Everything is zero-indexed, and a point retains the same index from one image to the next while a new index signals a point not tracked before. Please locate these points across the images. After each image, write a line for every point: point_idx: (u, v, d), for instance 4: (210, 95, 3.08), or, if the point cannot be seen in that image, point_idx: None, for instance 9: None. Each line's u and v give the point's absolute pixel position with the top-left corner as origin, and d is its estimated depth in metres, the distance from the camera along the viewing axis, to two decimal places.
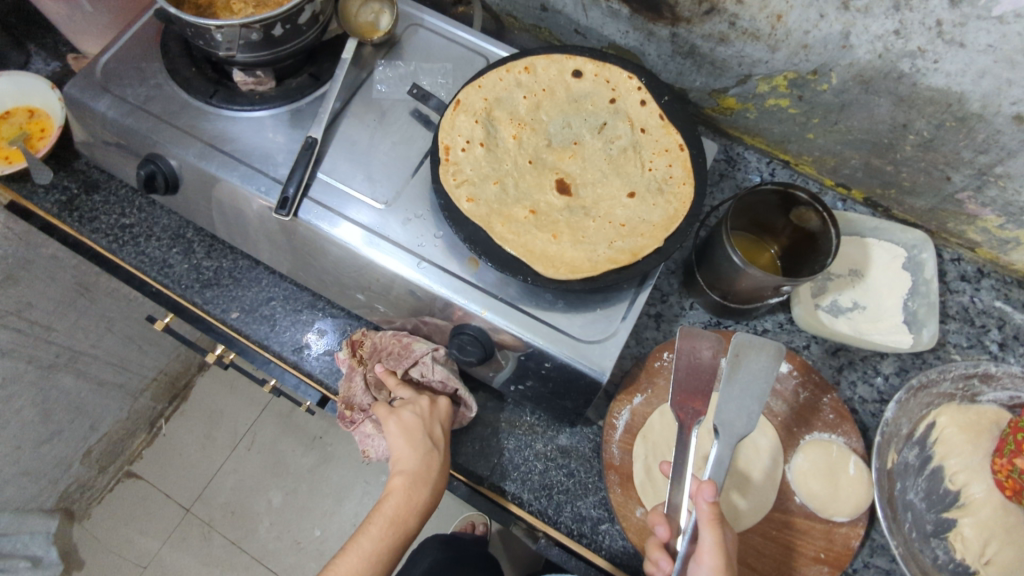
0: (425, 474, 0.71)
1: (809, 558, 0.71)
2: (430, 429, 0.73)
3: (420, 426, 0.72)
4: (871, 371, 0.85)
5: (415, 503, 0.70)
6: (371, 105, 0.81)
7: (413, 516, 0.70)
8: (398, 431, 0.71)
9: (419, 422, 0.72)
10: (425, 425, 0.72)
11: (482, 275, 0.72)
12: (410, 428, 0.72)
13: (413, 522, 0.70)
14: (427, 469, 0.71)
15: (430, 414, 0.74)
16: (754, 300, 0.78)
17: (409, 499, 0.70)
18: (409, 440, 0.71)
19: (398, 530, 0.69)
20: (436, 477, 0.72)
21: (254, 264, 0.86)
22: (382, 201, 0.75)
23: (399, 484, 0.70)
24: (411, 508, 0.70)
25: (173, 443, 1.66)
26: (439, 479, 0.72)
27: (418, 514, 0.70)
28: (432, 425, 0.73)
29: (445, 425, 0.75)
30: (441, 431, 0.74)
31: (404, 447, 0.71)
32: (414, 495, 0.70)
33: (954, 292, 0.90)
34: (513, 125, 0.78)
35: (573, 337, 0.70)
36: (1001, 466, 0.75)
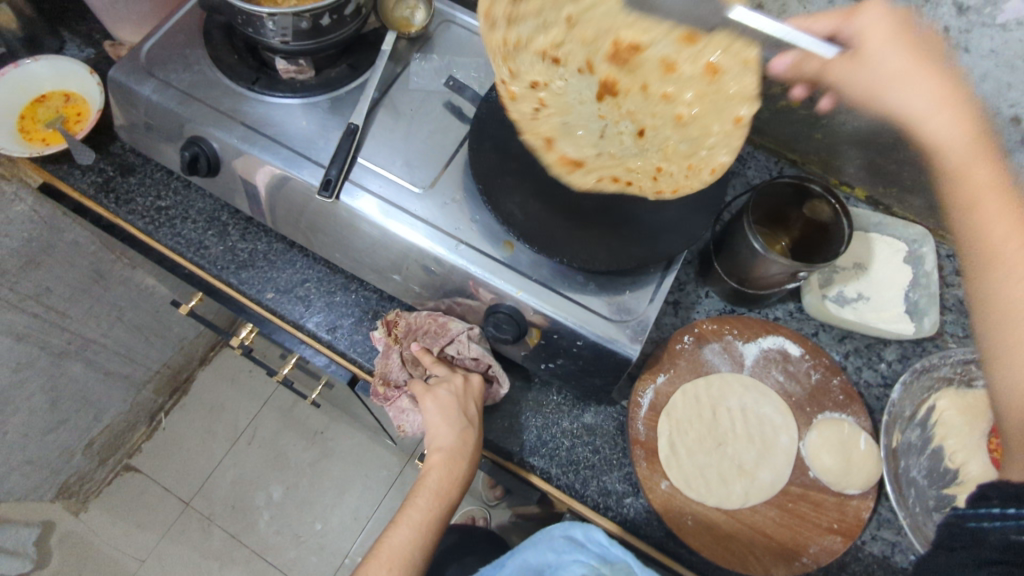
0: (461, 450, 0.73)
1: (823, 528, 0.75)
2: (465, 407, 0.75)
3: (454, 403, 0.74)
4: (875, 357, 0.91)
5: (454, 477, 0.72)
6: (408, 95, 0.85)
7: (455, 488, 0.73)
8: (434, 410, 0.73)
9: (453, 400, 0.74)
10: (460, 402, 0.74)
11: (516, 256, 0.76)
12: (445, 407, 0.73)
13: (455, 493, 0.73)
14: (463, 445, 0.73)
15: (464, 393, 0.75)
16: (771, 287, 0.83)
17: (450, 473, 0.72)
18: (445, 418, 0.72)
19: (443, 501, 0.72)
20: (472, 452, 0.74)
21: (289, 247, 0.88)
22: (420, 186, 0.78)
23: (439, 460, 0.72)
24: (452, 481, 0.72)
25: (174, 437, 1.66)
26: (475, 453, 0.74)
27: (459, 485, 0.73)
28: (466, 403, 0.75)
29: (478, 402, 0.77)
30: (475, 409, 0.76)
31: (441, 425, 0.72)
32: (454, 469, 0.72)
33: (951, 287, 0.96)
34: (540, 68, 0.74)
35: (605, 318, 0.74)
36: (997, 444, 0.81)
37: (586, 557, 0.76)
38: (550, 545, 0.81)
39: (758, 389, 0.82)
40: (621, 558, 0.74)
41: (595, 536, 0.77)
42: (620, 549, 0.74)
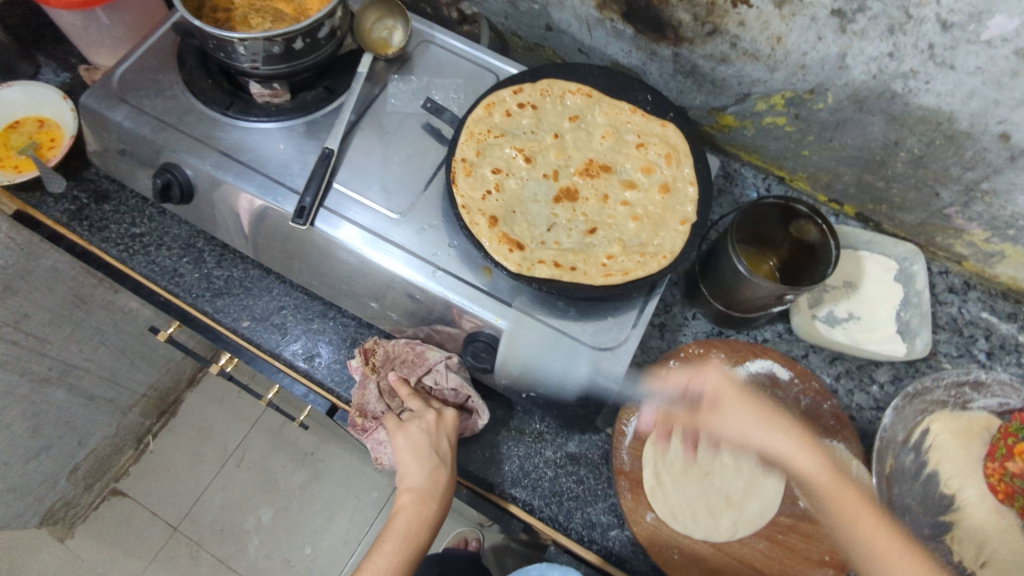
0: (432, 489, 0.71)
1: (815, 562, 0.72)
2: (436, 444, 0.72)
3: (426, 441, 0.71)
4: (867, 379, 0.90)
5: (423, 518, 0.70)
6: (385, 118, 0.83)
7: (425, 530, 0.70)
8: (405, 448, 0.71)
9: (425, 437, 0.71)
10: (432, 440, 0.71)
11: (495, 283, 0.74)
12: (417, 444, 0.71)
13: (425, 536, 0.70)
14: (435, 484, 0.71)
15: (436, 429, 0.72)
16: (757, 309, 0.81)
17: (419, 515, 0.70)
18: (416, 456, 0.71)
19: (413, 545, 0.70)
20: (445, 491, 0.71)
21: (265, 274, 0.86)
22: (396, 211, 0.77)
23: (407, 500, 0.70)
24: (422, 522, 0.70)
25: (161, 460, 1.63)
26: (447, 493, 0.72)
27: (429, 527, 0.70)
28: (438, 439, 0.72)
29: (453, 438, 0.74)
30: (449, 445, 0.73)
31: (412, 463, 0.70)
32: (423, 510, 0.70)
33: (943, 304, 0.95)
34: (505, 159, 0.79)
35: (586, 345, 0.72)
36: (993, 471, 0.81)
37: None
38: None
39: None
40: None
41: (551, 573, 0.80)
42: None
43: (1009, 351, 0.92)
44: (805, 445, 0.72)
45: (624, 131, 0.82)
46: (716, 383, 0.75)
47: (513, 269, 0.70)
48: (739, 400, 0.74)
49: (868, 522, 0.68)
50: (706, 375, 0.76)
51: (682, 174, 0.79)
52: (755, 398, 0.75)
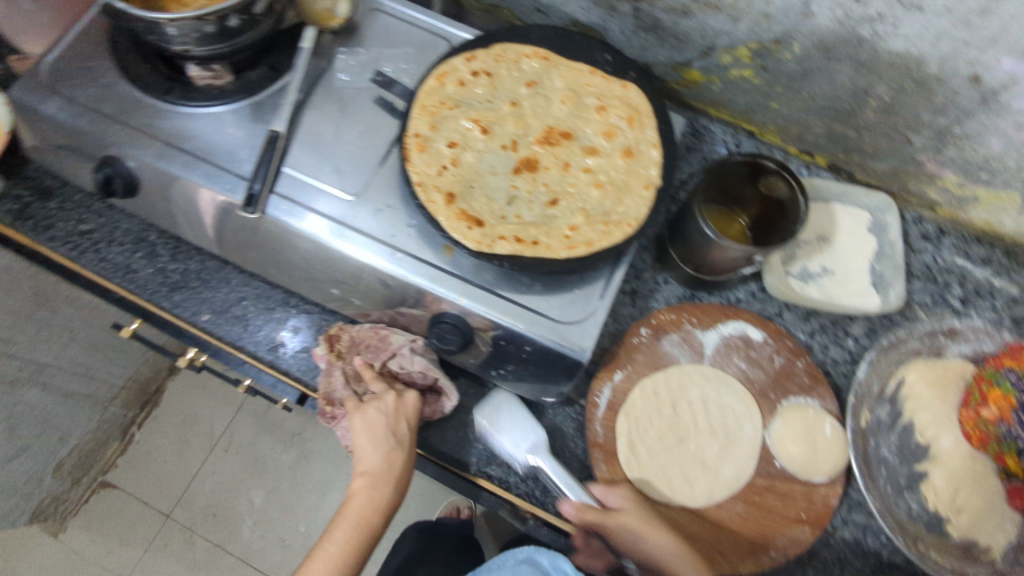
0: (387, 473, 0.70)
1: (792, 519, 0.75)
2: (395, 427, 0.71)
3: (383, 423, 0.70)
4: (842, 333, 0.89)
5: (376, 502, 0.69)
6: (333, 94, 0.79)
7: (377, 515, 0.69)
8: (362, 429, 0.70)
9: (383, 419, 0.70)
10: (390, 422, 0.71)
11: (457, 261, 0.72)
12: (374, 426, 0.70)
13: (378, 521, 0.70)
14: (390, 467, 0.70)
15: (395, 410, 0.71)
16: (727, 271, 0.81)
17: (372, 499, 0.69)
18: (372, 438, 0.70)
19: (364, 531, 0.69)
20: (401, 475, 0.71)
21: (222, 264, 0.84)
22: (351, 193, 0.74)
23: (362, 484, 0.70)
24: (376, 506, 0.69)
25: (148, 450, 1.63)
26: (403, 477, 0.71)
27: (382, 512, 0.70)
28: (397, 421, 0.71)
29: (412, 420, 0.73)
30: (408, 428, 0.72)
31: (368, 446, 0.70)
32: (376, 494, 0.69)
33: (917, 252, 0.94)
34: (460, 131, 0.75)
35: (553, 320, 0.71)
36: (968, 418, 0.80)
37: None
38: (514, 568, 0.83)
39: (721, 378, 0.80)
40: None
41: (562, 567, 0.77)
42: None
43: (983, 297, 0.92)
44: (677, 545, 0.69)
45: (583, 95, 0.79)
46: (615, 492, 0.72)
47: (473, 247, 0.68)
48: (631, 508, 0.71)
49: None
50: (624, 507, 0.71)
51: (645, 137, 0.77)
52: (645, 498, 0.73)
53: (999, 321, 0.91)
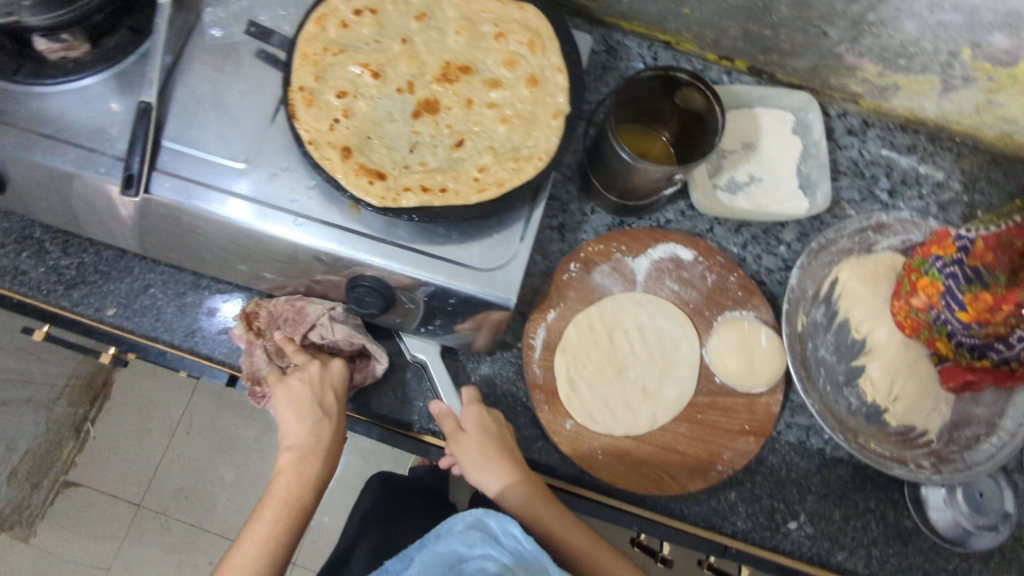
0: (316, 445, 0.70)
1: (736, 432, 0.77)
2: (321, 397, 0.71)
3: (308, 394, 0.70)
4: (774, 241, 0.89)
5: (306, 476, 0.68)
6: (206, 55, 0.72)
7: (307, 490, 0.68)
8: (287, 403, 0.70)
9: (307, 390, 0.70)
10: (315, 393, 0.71)
11: (366, 221, 0.68)
12: (299, 399, 0.70)
13: (309, 496, 0.68)
14: (318, 440, 0.70)
15: (320, 379, 0.72)
16: (651, 193, 0.79)
17: (300, 473, 0.68)
18: (297, 411, 0.70)
19: (293, 507, 0.67)
20: (328, 448, 0.70)
21: (120, 253, 0.80)
22: (241, 160, 0.68)
23: (289, 460, 0.68)
24: (304, 481, 0.68)
25: (107, 444, 1.50)
26: (332, 449, 0.71)
27: (312, 487, 0.69)
28: (323, 390, 0.71)
29: (340, 388, 0.73)
30: (335, 397, 0.72)
31: (293, 419, 0.69)
32: (305, 468, 0.68)
33: (843, 148, 0.93)
34: (350, 78, 0.69)
35: (474, 268, 0.67)
36: (899, 308, 0.79)
37: (499, 555, 0.63)
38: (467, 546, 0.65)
39: (654, 303, 0.81)
40: (538, 560, 0.63)
41: (513, 532, 0.65)
42: (539, 553, 0.63)
43: (909, 186, 0.92)
44: (538, 493, 0.70)
45: (478, 23, 0.74)
46: (474, 450, 0.70)
47: (378, 203, 0.64)
48: (490, 464, 0.69)
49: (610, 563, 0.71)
50: (481, 464, 0.69)
51: (549, 62, 0.72)
52: (502, 445, 0.71)
53: (926, 209, 0.91)
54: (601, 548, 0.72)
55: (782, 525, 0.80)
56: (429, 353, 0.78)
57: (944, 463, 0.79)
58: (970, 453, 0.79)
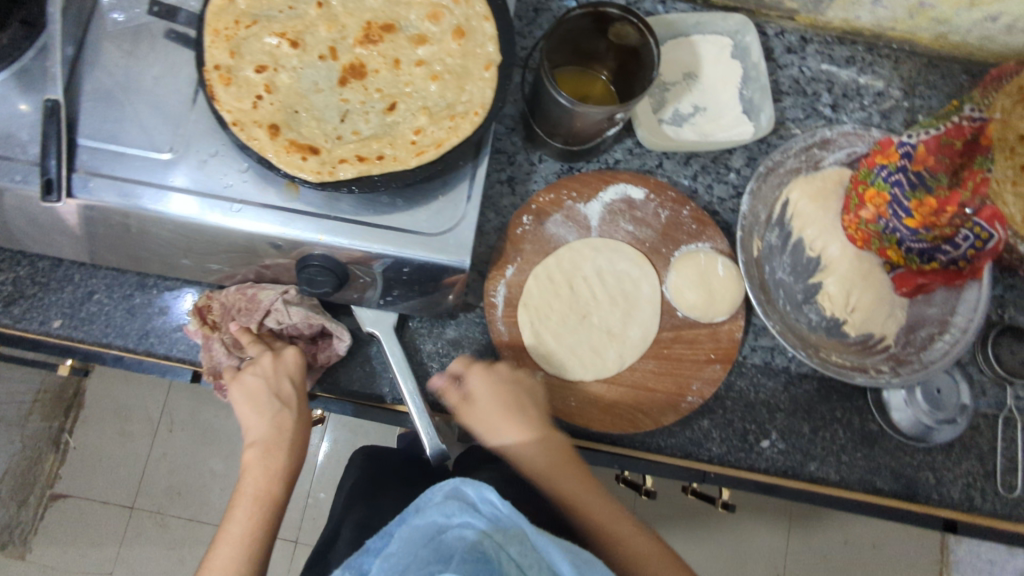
0: (277, 439, 0.71)
1: (703, 361, 0.79)
2: (276, 387, 0.72)
3: (262, 388, 0.71)
4: (723, 170, 0.89)
5: (273, 470, 0.69)
6: (111, 41, 0.68)
7: (276, 482, 0.69)
8: (242, 400, 0.71)
9: (261, 383, 0.71)
10: (269, 385, 0.72)
11: (306, 198, 0.66)
12: (253, 394, 0.71)
13: (280, 488, 0.70)
14: (279, 431, 0.71)
15: (274, 371, 0.72)
16: (594, 136, 0.78)
17: (266, 468, 0.69)
18: (254, 407, 0.71)
19: (265, 501, 0.68)
20: (291, 440, 0.72)
21: (57, 262, 0.79)
22: (166, 150, 0.65)
23: (254, 456, 0.70)
24: (271, 475, 0.69)
25: (88, 453, 1.36)
26: (295, 440, 0.72)
27: (280, 478, 0.70)
28: (278, 381, 0.72)
29: (296, 377, 0.73)
30: (292, 386, 0.73)
31: (251, 416, 0.71)
32: (271, 462, 0.70)
33: (784, 68, 0.92)
34: (268, 50, 0.66)
35: (423, 235, 0.66)
36: (850, 222, 0.80)
37: (478, 522, 0.58)
38: (444, 514, 0.60)
39: (611, 247, 0.82)
40: (516, 524, 0.58)
41: (490, 497, 0.60)
42: (517, 515, 0.58)
43: (851, 98, 0.92)
44: (540, 433, 0.73)
45: None
46: (484, 389, 0.74)
47: (314, 178, 0.61)
48: (496, 404, 0.73)
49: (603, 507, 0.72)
50: (489, 403, 0.73)
51: (475, 11, 0.69)
52: (515, 389, 0.74)
53: (868, 119, 0.92)
54: (594, 490, 0.73)
55: (755, 444, 0.83)
56: (383, 325, 0.77)
57: (901, 365, 0.81)
58: (926, 351, 0.82)
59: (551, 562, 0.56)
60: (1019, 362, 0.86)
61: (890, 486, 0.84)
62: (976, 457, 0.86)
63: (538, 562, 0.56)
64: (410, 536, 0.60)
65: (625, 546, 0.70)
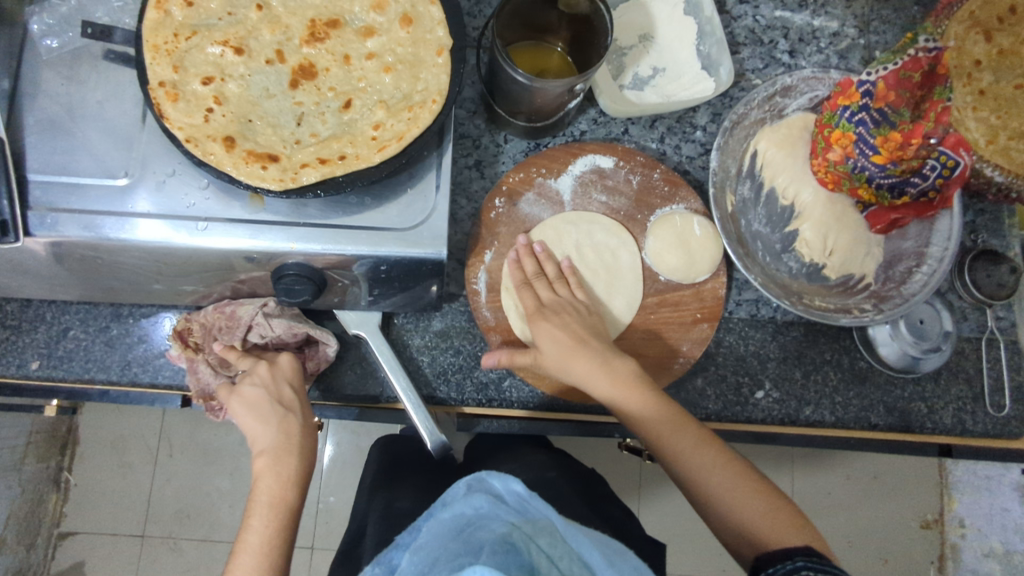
0: (286, 444, 0.69)
1: (690, 322, 0.80)
2: (277, 394, 0.71)
3: (264, 396, 0.70)
4: (689, 129, 0.89)
5: (286, 475, 0.67)
6: (47, 68, 0.65)
7: (290, 488, 0.67)
8: (244, 410, 0.69)
9: (261, 392, 0.70)
10: (270, 393, 0.70)
11: (273, 207, 0.64)
12: (255, 403, 0.70)
13: (294, 493, 0.67)
14: (287, 437, 0.69)
15: (272, 379, 0.72)
16: (556, 110, 0.77)
17: (279, 474, 0.67)
18: (258, 416, 0.69)
19: (280, 508, 0.66)
20: (301, 442, 0.70)
21: (27, 302, 0.78)
22: (121, 175, 0.63)
23: (265, 465, 0.67)
24: (284, 481, 0.67)
25: (90, 488, 1.35)
26: (305, 443, 0.70)
27: (294, 482, 0.67)
28: (278, 388, 0.71)
29: (295, 382, 0.73)
30: (292, 391, 0.72)
31: (257, 426, 0.69)
32: (283, 467, 0.67)
33: (738, 19, 0.92)
34: (212, 61, 0.64)
35: (397, 230, 0.65)
36: (819, 166, 0.80)
37: (507, 513, 0.58)
38: (472, 505, 0.60)
39: (586, 218, 0.82)
40: (544, 516, 0.58)
41: (517, 489, 0.61)
42: (545, 508, 0.58)
43: (808, 42, 0.92)
44: (609, 369, 0.70)
45: None
46: (555, 355, 0.72)
47: (277, 186, 0.60)
48: (570, 357, 0.71)
49: (720, 469, 0.65)
50: (563, 365, 0.71)
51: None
52: (584, 340, 0.71)
53: (826, 61, 0.92)
54: (707, 451, 0.66)
55: (750, 396, 0.84)
56: (368, 326, 0.76)
57: (883, 302, 0.83)
58: (905, 286, 0.83)
59: (579, 554, 0.56)
60: (997, 285, 0.86)
61: (884, 420, 0.86)
62: (964, 381, 0.88)
63: (568, 553, 0.55)
64: (439, 530, 0.59)
65: (738, 514, 0.63)
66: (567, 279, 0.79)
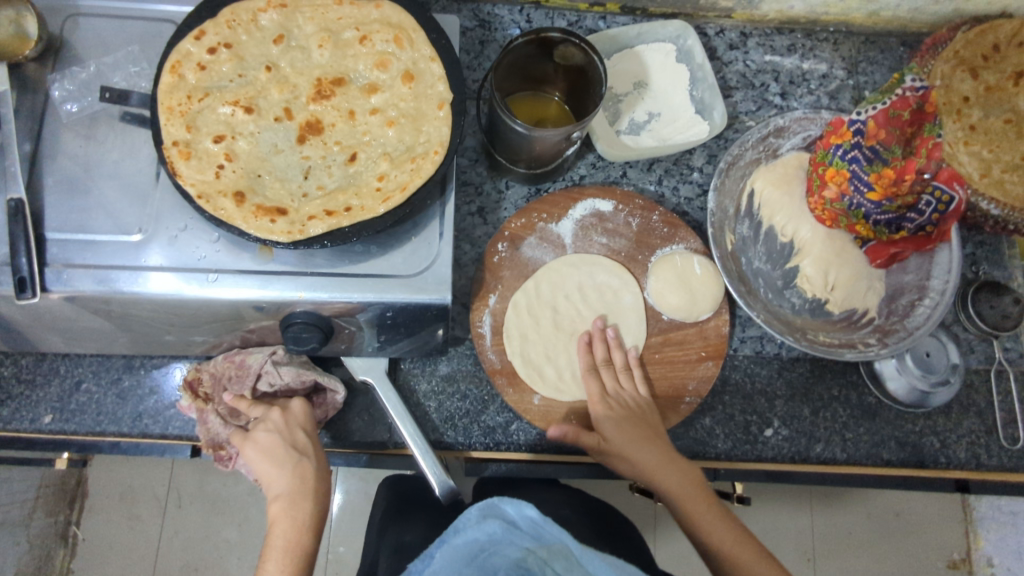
0: (301, 488, 0.69)
1: (696, 360, 0.81)
2: (291, 438, 0.71)
3: (278, 440, 0.70)
4: (686, 170, 0.91)
5: (302, 519, 0.67)
6: (67, 131, 0.68)
7: (306, 532, 0.67)
8: (259, 456, 0.69)
9: (276, 437, 0.70)
10: (284, 437, 0.71)
11: (281, 257, 0.66)
12: (269, 447, 0.70)
13: (309, 539, 0.67)
14: (302, 481, 0.69)
15: (285, 423, 0.72)
16: (555, 157, 0.79)
17: (294, 519, 0.67)
18: (272, 461, 0.69)
19: (296, 553, 0.65)
20: (317, 486, 0.70)
21: (41, 356, 0.79)
22: (136, 231, 0.65)
23: (280, 509, 0.67)
24: (299, 525, 0.67)
25: (99, 543, 1.33)
26: (319, 487, 0.70)
27: (308, 528, 0.67)
28: (291, 432, 0.72)
29: (307, 427, 0.73)
30: (305, 435, 0.72)
31: (272, 469, 0.69)
32: (299, 511, 0.67)
33: (729, 64, 0.95)
34: (223, 120, 0.67)
35: (403, 275, 0.67)
36: (816, 203, 0.81)
37: (523, 539, 0.62)
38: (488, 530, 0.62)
39: (588, 261, 0.83)
40: (558, 541, 0.62)
41: (532, 515, 0.64)
42: (561, 533, 0.62)
43: (798, 84, 0.95)
44: (673, 465, 0.73)
45: (339, 31, 0.71)
46: (623, 444, 0.74)
47: (286, 238, 0.62)
48: (641, 447, 0.73)
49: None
50: (631, 453, 0.73)
51: (421, 53, 0.70)
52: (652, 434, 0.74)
53: (817, 102, 0.95)
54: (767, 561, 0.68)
55: (759, 434, 0.84)
56: (375, 372, 0.77)
57: (888, 336, 0.83)
58: (909, 319, 0.83)
59: None
60: (1001, 315, 0.86)
61: (897, 456, 0.85)
62: (976, 414, 0.87)
63: None
64: (454, 554, 0.61)
65: None
66: (633, 371, 0.79)
